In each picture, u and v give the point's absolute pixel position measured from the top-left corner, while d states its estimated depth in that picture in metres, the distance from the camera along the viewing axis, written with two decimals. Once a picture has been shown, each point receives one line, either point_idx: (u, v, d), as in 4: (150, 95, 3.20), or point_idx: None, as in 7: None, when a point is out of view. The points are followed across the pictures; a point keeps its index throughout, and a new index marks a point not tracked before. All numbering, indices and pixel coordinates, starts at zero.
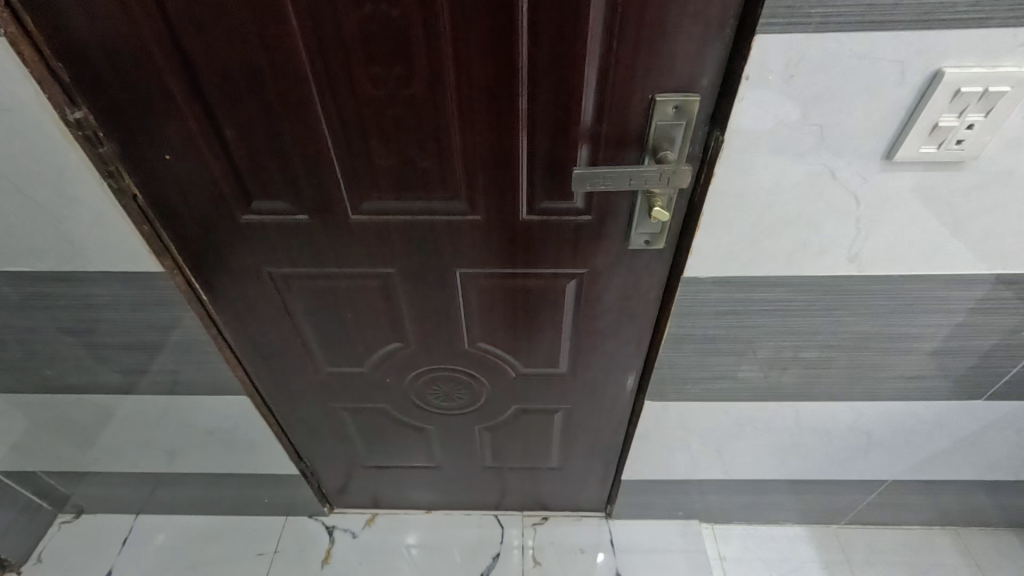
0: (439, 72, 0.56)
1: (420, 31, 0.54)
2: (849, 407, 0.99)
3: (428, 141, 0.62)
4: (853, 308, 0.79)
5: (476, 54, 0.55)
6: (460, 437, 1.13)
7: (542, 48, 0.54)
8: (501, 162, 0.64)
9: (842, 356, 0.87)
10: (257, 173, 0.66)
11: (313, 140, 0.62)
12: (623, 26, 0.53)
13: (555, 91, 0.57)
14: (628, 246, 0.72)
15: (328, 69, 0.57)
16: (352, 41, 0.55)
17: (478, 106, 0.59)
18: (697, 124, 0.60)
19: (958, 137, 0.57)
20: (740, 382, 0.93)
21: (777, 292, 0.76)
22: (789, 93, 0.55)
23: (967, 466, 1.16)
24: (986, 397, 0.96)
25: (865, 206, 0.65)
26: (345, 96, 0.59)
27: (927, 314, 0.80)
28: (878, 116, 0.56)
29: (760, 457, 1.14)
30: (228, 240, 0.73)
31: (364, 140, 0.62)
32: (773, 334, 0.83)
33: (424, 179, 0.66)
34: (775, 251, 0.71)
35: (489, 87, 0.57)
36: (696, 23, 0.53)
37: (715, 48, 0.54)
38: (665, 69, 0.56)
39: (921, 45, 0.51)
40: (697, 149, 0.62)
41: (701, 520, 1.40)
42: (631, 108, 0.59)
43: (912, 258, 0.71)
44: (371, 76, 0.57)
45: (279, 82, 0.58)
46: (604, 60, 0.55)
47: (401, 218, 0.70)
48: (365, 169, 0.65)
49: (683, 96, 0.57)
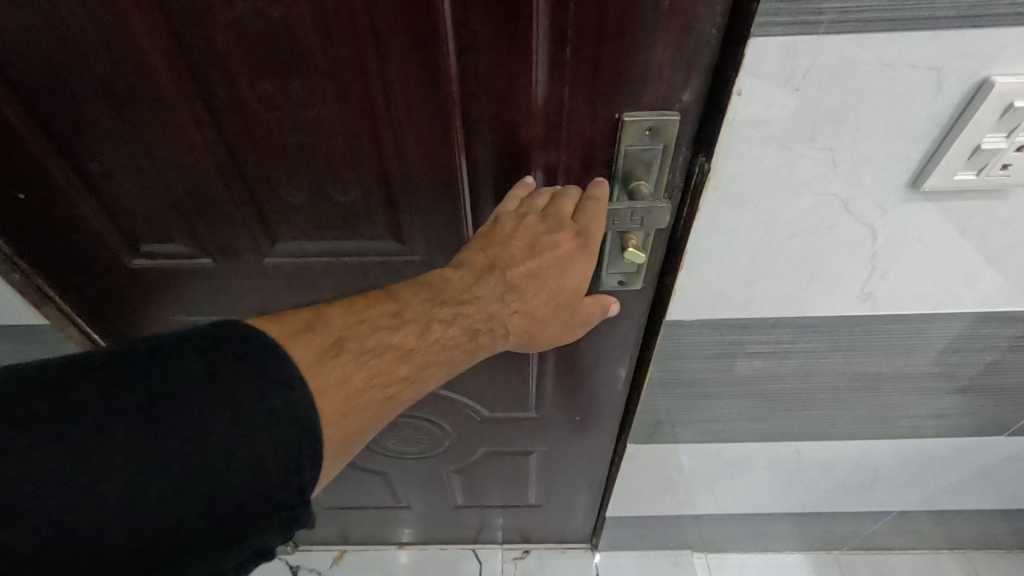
0: (346, 91, 0.44)
1: (316, 39, 0.41)
2: (855, 445, 0.88)
3: (345, 174, 0.50)
4: (865, 348, 0.68)
5: (393, 66, 0.43)
6: (426, 477, 1.03)
7: (477, 59, 0.43)
8: (438, 195, 0.51)
9: (849, 396, 0.77)
10: (141, 213, 0.54)
11: (200, 173, 0.50)
12: (580, 30, 0.41)
13: (498, 110, 0.45)
14: (600, 287, 0.60)
15: (204, 89, 0.44)
16: (230, 52, 0.42)
17: (403, 129, 0.47)
18: (677, 148, 0.48)
19: (1004, 161, 0.45)
20: (734, 423, 0.83)
21: (777, 334, 0.65)
22: (793, 111, 0.44)
23: (981, 497, 1.06)
24: (1008, 433, 0.86)
25: (883, 240, 0.54)
26: (231, 121, 0.46)
27: (950, 352, 0.69)
28: (906, 137, 0.45)
29: (757, 493, 1.03)
30: (122, 288, 0.61)
31: (264, 173, 0.50)
32: (771, 376, 0.72)
33: (347, 217, 0.54)
34: (774, 291, 0.59)
35: (414, 107, 0.45)
36: (674, 24, 0.41)
37: (698, 55, 0.42)
38: (635, 85, 0.44)
39: (965, 49, 0.39)
40: (679, 178, 0.50)
41: (694, 550, 1.31)
42: (593, 131, 0.47)
43: (936, 295, 0.60)
44: (262, 95, 0.44)
45: (143, 106, 0.45)
46: (557, 74, 0.43)
47: (325, 261, 0.58)
48: (273, 206, 0.53)
49: (660, 116, 0.45)
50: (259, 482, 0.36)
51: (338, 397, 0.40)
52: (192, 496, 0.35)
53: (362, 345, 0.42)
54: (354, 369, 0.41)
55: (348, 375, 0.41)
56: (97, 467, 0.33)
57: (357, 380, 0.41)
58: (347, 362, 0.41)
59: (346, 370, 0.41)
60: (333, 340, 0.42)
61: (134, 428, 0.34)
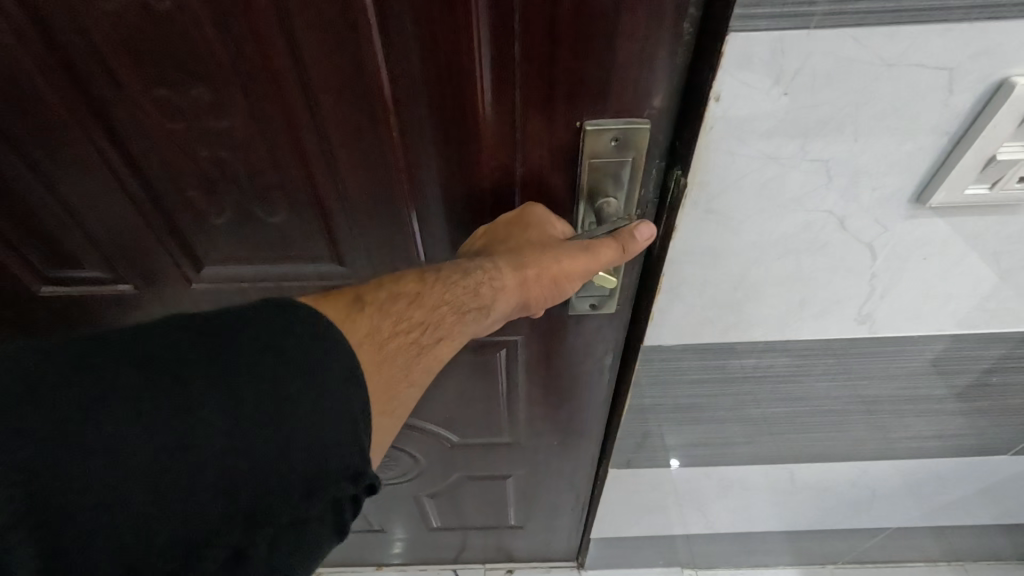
0: (260, 101, 0.41)
1: (216, 38, 0.38)
2: (850, 465, 0.83)
3: (271, 190, 0.46)
4: (862, 371, 0.62)
5: (308, 69, 0.39)
6: (398, 501, 0.97)
7: (407, 58, 0.38)
8: (379, 213, 0.47)
9: (844, 418, 0.71)
10: (54, 234, 0.51)
11: (112, 191, 0.47)
12: (528, 25, 0.35)
13: (433, 120, 0.41)
14: (570, 311, 0.55)
15: (102, 95, 0.41)
16: (122, 54, 0.39)
17: (327, 139, 0.43)
18: (649, 158, 0.42)
19: (1023, 173, 0.39)
20: (721, 446, 0.77)
21: (766, 359, 0.59)
22: (782, 118, 0.38)
23: (982, 513, 1.01)
24: (1011, 452, 0.81)
25: (884, 259, 0.48)
26: (134, 130, 0.43)
27: (953, 374, 0.64)
28: (909, 148, 0.39)
29: (748, 512, 0.98)
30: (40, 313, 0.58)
31: (181, 190, 0.47)
32: (761, 400, 0.67)
33: (279, 237, 0.50)
34: (763, 314, 0.53)
35: (336, 114, 0.41)
36: (639, 19, 0.35)
37: (669, 55, 0.37)
38: (596, 90, 0.38)
39: (982, 44, 0.33)
40: (653, 193, 0.44)
41: (684, 566, 1.26)
42: (553, 143, 0.41)
43: (940, 316, 0.54)
44: (163, 100, 0.41)
45: (42, 122, 0.43)
46: (505, 76, 0.38)
47: (259, 285, 0.54)
48: (194, 224, 0.50)
49: (626, 124, 0.40)
50: (330, 416, 0.34)
51: (370, 347, 0.38)
52: (256, 437, 0.31)
53: (379, 296, 0.39)
54: (380, 318, 0.38)
55: (377, 325, 0.38)
56: (164, 431, 0.30)
57: (387, 328, 0.38)
58: (375, 314, 0.38)
59: (375, 321, 0.38)
60: (352, 297, 0.39)
61: (192, 377, 0.31)
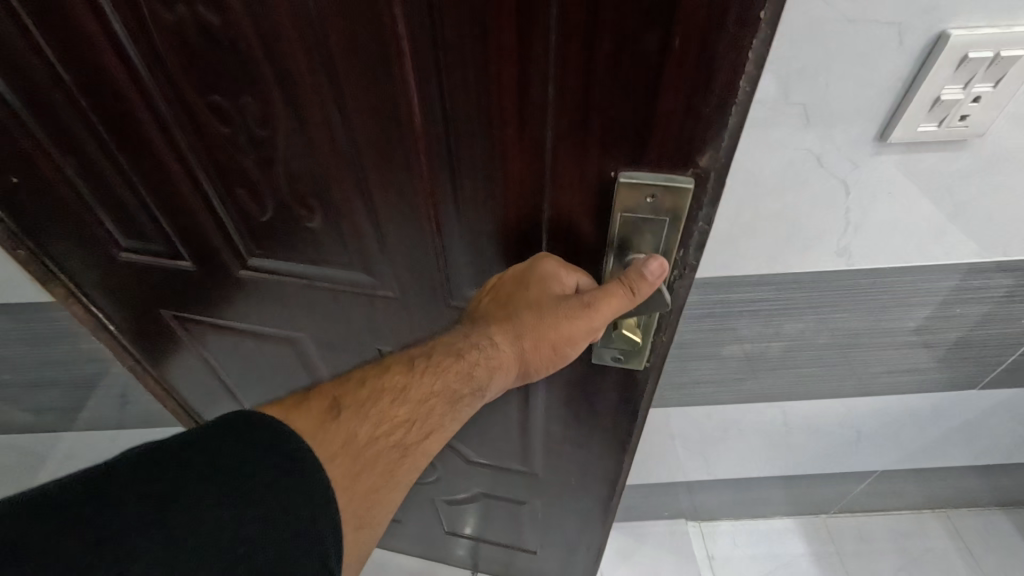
0: (308, 125, 0.49)
1: (267, 54, 0.45)
2: (837, 402, 0.92)
3: (310, 200, 0.55)
4: (842, 306, 0.71)
5: (353, 95, 0.46)
6: (426, 501, 1.11)
7: (446, 86, 0.43)
8: (406, 221, 0.54)
9: (829, 353, 0.80)
10: (133, 211, 0.61)
11: (178, 187, 0.58)
12: (565, 68, 0.40)
13: (458, 148, 0.46)
14: (599, 356, 0.60)
15: (169, 99, 0.51)
16: (190, 62, 0.47)
17: (357, 152, 0.50)
18: (689, 220, 0.46)
19: (963, 112, 0.48)
20: (721, 385, 0.86)
21: (759, 292, 0.68)
22: (769, 67, 0.46)
23: (959, 453, 1.11)
24: (980, 386, 0.90)
25: (856, 194, 0.57)
26: (190, 126, 0.52)
27: (922, 307, 0.73)
28: (872, 91, 0.48)
29: (746, 456, 1.07)
30: (121, 274, 0.67)
31: (231, 191, 0.57)
32: (756, 334, 0.76)
33: (315, 243, 0.59)
34: (755, 248, 0.62)
35: (367, 129, 0.48)
36: (684, 76, 0.39)
37: (705, 113, 0.40)
38: (626, 137, 0.43)
39: (924, 4, 0.42)
40: (690, 253, 0.48)
41: (688, 519, 1.35)
42: (587, 178, 0.46)
43: (907, 249, 0.64)
44: (215, 105, 0.50)
45: (131, 126, 0.53)
46: (531, 113, 0.43)
47: (294, 279, 0.64)
48: (241, 221, 0.59)
49: (666, 181, 0.44)
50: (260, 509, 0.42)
51: (345, 455, 0.49)
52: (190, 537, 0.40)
53: (355, 399, 0.52)
54: (357, 418, 0.51)
55: (350, 432, 0.50)
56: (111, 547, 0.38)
57: (362, 433, 0.50)
58: (347, 415, 0.50)
59: (347, 423, 0.50)
60: (329, 401, 0.51)
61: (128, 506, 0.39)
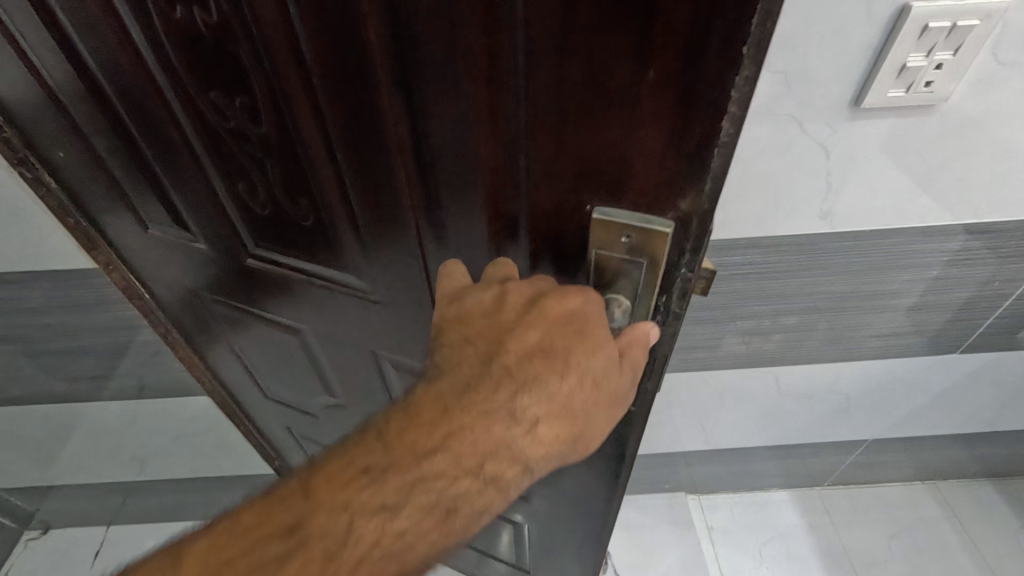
0: (297, 127, 0.48)
1: (254, 54, 0.44)
2: (827, 368, 0.98)
3: (302, 199, 0.55)
4: (827, 268, 0.77)
5: (334, 103, 0.44)
6: None
7: (418, 105, 0.40)
8: (390, 233, 0.52)
9: (818, 317, 0.86)
10: (147, 194, 0.62)
11: (185, 174, 0.58)
12: (538, 93, 0.36)
13: (435, 166, 0.44)
14: None
15: (173, 93, 0.51)
16: (189, 58, 0.47)
17: (343, 160, 0.48)
18: (669, 262, 0.42)
19: (928, 78, 0.54)
20: (717, 350, 0.92)
21: (750, 255, 0.74)
22: None
23: (945, 421, 1.16)
24: (961, 350, 0.96)
25: (835, 158, 0.62)
26: (195, 120, 0.52)
27: (901, 269, 0.78)
28: (846, 59, 0.53)
29: (742, 425, 1.12)
30: (146, 252, 0.69)
31: (232, 183, 0.57)
32: (747, 299, 0.81)
33: (307, 241, 0.59)
34: (745, 211, 0.68)
35: (348, 140, 0.46)
36: (664, 109, 0.35)
37: (689, 153, 0.36)
38: (603, 173, 0.39)
39: None
40: (672, 296, 0.45)
41: (687, 492, 1.40)
42: (561, 212, 0.42)
43: (886, 212, 0.69)
44: (214, 99, 0.49)
45: (141, 113, 0.54)
46: (505, 140, 0.40)
47: (291, 274, 0.64)
48: (243, 212, 0.60)
49: (644, 222, 0.40)
50: None
51: None
52: None
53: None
54: None
55: None
56: None
57: None
58: None
59: None
60: None
61: None
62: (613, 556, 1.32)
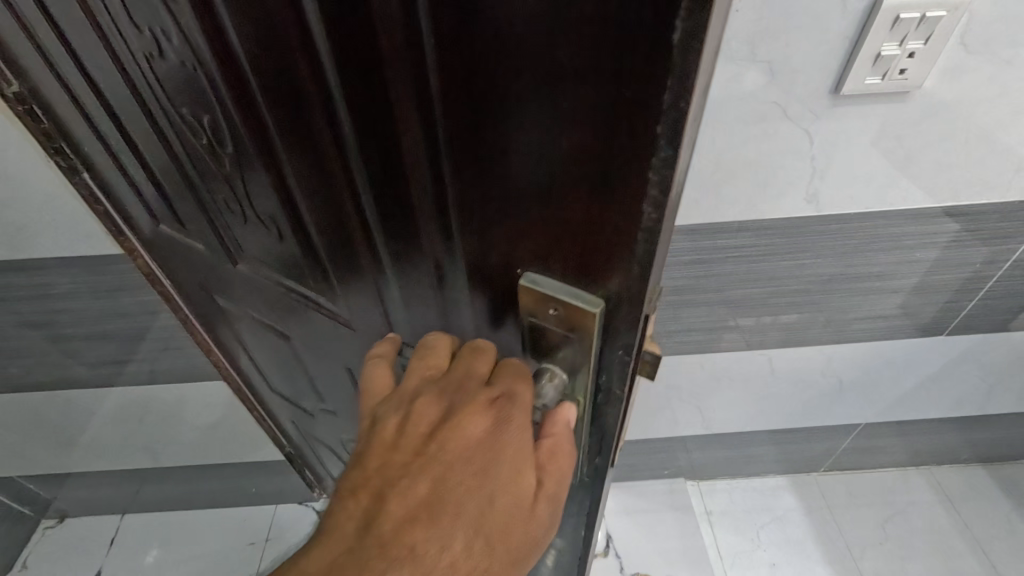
0: (264, 159, 0.48)
1: (222, 88, 0.44)
2: (819, 351, 1.02)
3: (276, 223, 0.55)
4: (815, 251, 0.81)
5: (293, 142, 0.44)
6: None
7: (360, 145, 0.40)
8: (353, 264, 0.53)
9: (808, 300, 0.90)
10: (151, 195, 0.63)
11: (179, 184, 0.59)
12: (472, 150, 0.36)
13: (387, 209, 0.44)
14: None
15: (155, 109, 0.51)
16: (172, 82, 0.47)
17: (306, 195, 0.49)
18: (609, 338, 0.42)
19: (901, 66, 0.58)
20: (713, 333, 0.96)
21: (741, 238, 0.78)
22: (738, 28, 0.56)
23: (935, 404, 1.20)
24: (947, 332, 1.00)
25: (818, 144, 0.67)
26: (183, 139, 0.53)
27: (886, 252, 0.82)
28: (825, 48, 0.57)
29: (739, 409, 1.16)
30: (158, 250, 0.71)
31: (219, 198, 0.58)
32: (739, 282, 0.85)
33: (286, 259, 0.60)
34: (735, 195, 0.72)
35: (310, 177, 0.46)
36: (590, 176, 0.33)
37: (611, 230, 0.35)
38: (530, 234, 0.38)
39: None
40: (614, 368, 0.45)
41: (687, 478, 1.44)
42: (496, 266, 0.42)
43: (869, 195, 0.73)
44: (196, 120, 0.49)
45: (137, 124, 0.54)
46: (441, 187, 0.39)
47: (277, 284, 0.66)
48: (232, 224, 0.61)
49: (572, 295, 0.40)
50: None
51: None
52: None
53: None
54: None
55: None
56: None
57: None
58: None
59: None
60: None
61: None
62: (614, 540, 1.35)
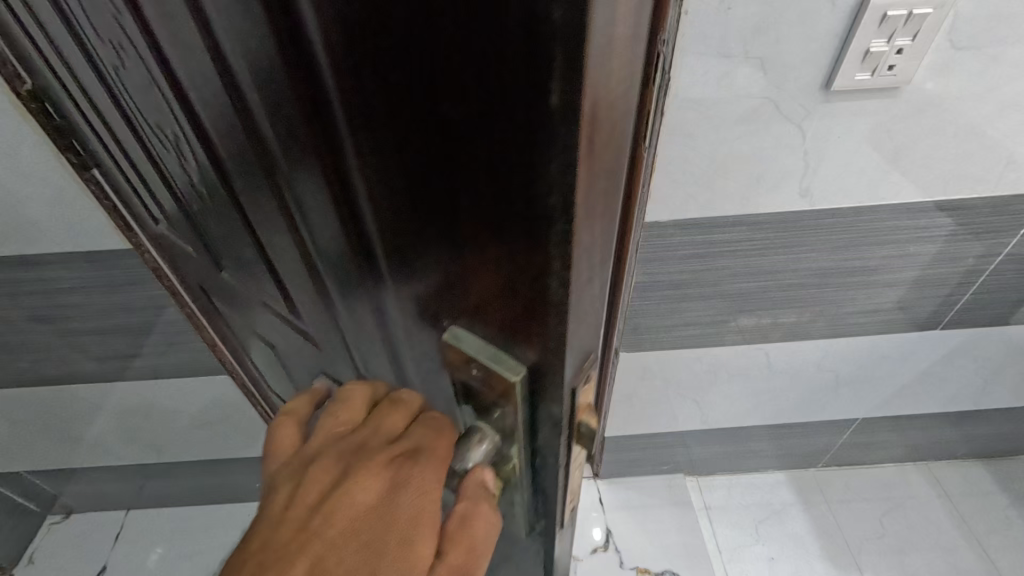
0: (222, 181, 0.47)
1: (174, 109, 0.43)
2: (815, 345, 1.03)
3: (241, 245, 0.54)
4: (810, 244, 0.82)
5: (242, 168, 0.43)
6: None
7: (285, 171, 0.38)
8: (309, 296, 0.51)
9: (803, 294, 0.91)
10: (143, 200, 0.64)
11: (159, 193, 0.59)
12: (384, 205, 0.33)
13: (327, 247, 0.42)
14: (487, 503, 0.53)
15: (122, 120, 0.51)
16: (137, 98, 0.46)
17: (260, 222, 0.47)
18: (539, 404, 0.37)
19: (890, 62, 0.60)
20: (710, 327, 0.97)
21: (736, 232, 0.79)
22: (730, 25, 0.58)
23: (931, 399, 1.21)
24: (942, 326, 1.01)
25: (811, 139, 0.68)
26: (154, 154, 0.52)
27: (880, 245, 0.84)
28: (815, 44, 0.59)
29: (736, 403, 1.18)
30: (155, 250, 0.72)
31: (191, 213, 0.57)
32: (735, 276, 0.86)
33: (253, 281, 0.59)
34: (729, 190, 0.73)
35: (261, 204, 0.45)
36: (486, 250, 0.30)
37: (513, 307, 0.31)
38: (448, 297, 0.35)
39: None
40: (553, 433, 0.39)
41: (686, 473, 1.45)
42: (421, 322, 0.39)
43: (861, 189, 0.75)
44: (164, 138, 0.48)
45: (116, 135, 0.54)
46: (361, 223, 0.36)
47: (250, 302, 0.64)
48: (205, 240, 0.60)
49: (492, 357, 0.35)
50: None
51: None
52: None
53: None
54: None
55: None
56: None
57: None
58: None
59: None
60: None
61: None
62: (613, 534, 1.36)
